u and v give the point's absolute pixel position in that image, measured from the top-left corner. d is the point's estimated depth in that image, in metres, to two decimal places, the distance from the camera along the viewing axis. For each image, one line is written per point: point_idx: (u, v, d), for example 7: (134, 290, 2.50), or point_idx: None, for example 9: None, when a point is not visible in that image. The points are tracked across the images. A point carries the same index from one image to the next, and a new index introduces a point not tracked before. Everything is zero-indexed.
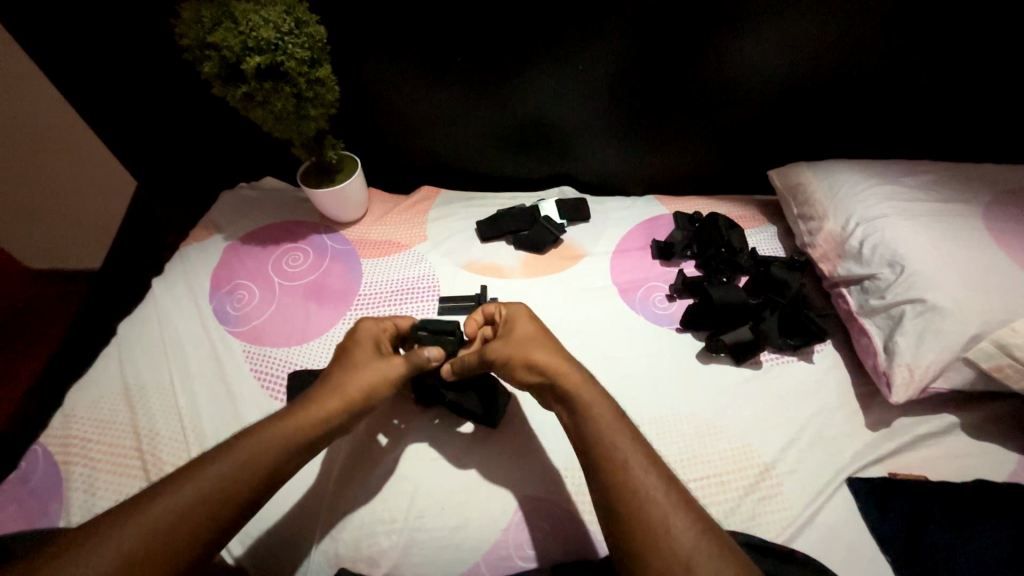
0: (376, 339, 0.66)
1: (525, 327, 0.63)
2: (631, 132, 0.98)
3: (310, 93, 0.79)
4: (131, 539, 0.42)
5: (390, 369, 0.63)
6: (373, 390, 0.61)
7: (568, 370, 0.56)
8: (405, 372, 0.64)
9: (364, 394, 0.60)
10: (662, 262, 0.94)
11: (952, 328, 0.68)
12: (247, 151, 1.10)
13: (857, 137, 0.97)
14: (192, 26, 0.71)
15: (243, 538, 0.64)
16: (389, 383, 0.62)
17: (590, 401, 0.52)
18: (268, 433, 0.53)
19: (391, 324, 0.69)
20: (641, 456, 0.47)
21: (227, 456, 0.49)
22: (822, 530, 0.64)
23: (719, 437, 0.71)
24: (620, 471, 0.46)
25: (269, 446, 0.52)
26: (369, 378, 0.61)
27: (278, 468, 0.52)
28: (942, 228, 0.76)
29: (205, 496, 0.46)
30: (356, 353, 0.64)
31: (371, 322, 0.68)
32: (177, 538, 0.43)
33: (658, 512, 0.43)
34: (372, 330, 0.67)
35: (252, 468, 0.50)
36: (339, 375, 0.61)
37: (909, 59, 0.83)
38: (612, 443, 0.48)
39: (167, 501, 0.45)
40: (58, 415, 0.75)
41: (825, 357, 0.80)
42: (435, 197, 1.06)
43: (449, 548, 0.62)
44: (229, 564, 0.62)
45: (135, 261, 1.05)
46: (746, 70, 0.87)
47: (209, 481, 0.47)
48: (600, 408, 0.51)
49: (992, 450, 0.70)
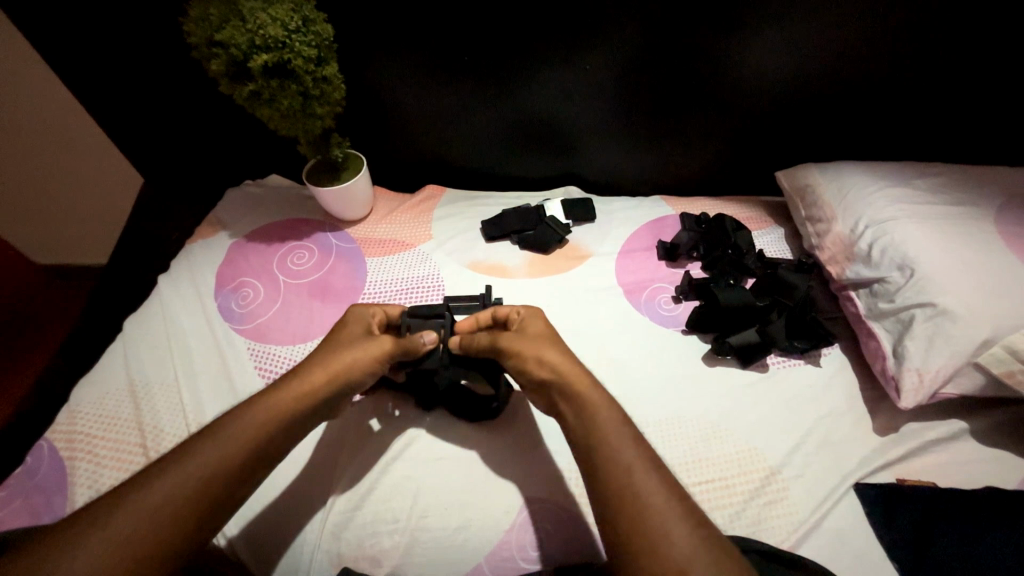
0: (365, 322, 0.66)
1: (537, 327, 0.63)
2: (637, 132, 0.98)
3: (317, 91, 0.79)
4: (119, 524, 0.42)
5: (376, 345, 0.62)
6: (359, 365, 0.61)
7: (574, 376, 0.55)
8: (390, 347, 0.63)
9: (349, 371, 0.60)
10: (668, 264, 0.94)
11: (963, 334, 0.67)
12: (253, 149, 1.10)
13: (866, 139, 0.96)
14: (200, 24, 0.71)
15: (238, 519, 0.64)
16: (375, 359, 0.62)
17: (593, 404, 0.52)
18: (253, 412, 0.52)
19: (380, 311, 0.69)
20: (642, 461, 0.47)
21: (213, 440, 0.49)
22: (828, 536, 0.63)
23: (724, 441, 0.71)
24: (624, 475, 0.46)
25: (256, 429, 0.51)
26: (355, 355, 0.61)
27: (267, 448, 0.51)
28: (953, 231, 0.75)
29: (194, 480, 0.46)
30: (342, 335, 0.64)
31: (361, 309, 0.68)
32: (164, 520, 0.43)
33: (658, 521, 0.43)
34: (362, 316, 0.67)
35: (239, 450, 0.49)
36: (324, 353, 0.61)
37: (919, 60, 0.83)
38: (617, 448, 0.48)
39: (154, 486, 0.45)
40: (63, 410, 0.75)
41: (833, 362, 0.79)
42: (440, 196, 1.06)
43: (451, 549, 0.62)
44: (222, 547, 0.62)
45: (141, 258, 1.05)
46: (754, 70, 0.86)
47: (196, 466, 0.47)
48: (606, 413, 0.51)
49: (1002, 457, 0.69)
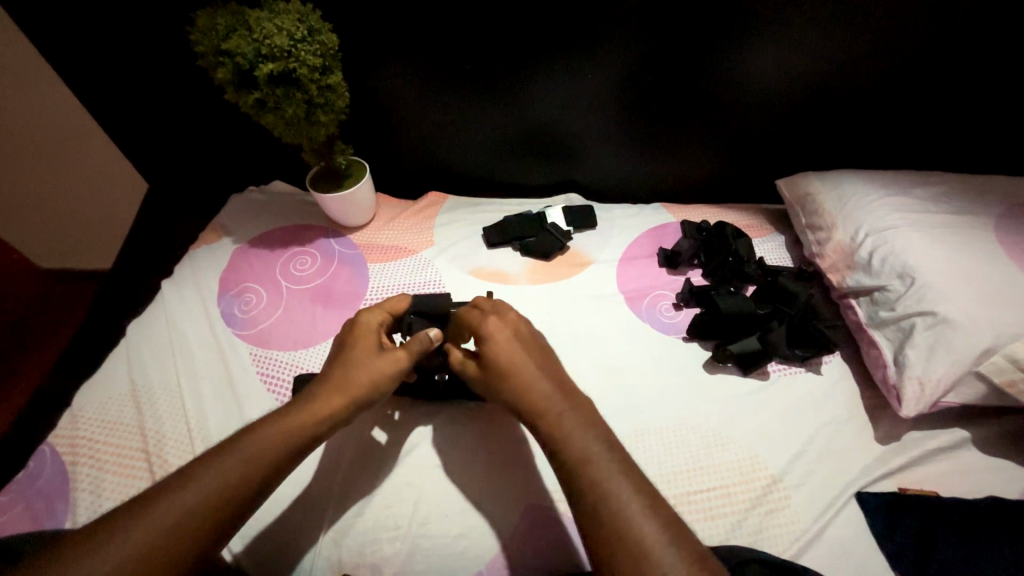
0: (375, 333, 0.65)
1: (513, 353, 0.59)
2: (638, 140, 0.98)
3: (321, 99, 0.79)
4: (136, 535, 0.43)
5: (393, 362, 0.62)
6: (376, 382, 0.60)
7: (550, 399, 0.54)
8: (406, 362, 0.63)
9: (367, 389, 0.60)
10: (668, 271, 0.94)
11: (963, 341, 0.68)
12: (256, 156, 1.11)
13: (865, 147, 0.97)
14: (207, 34, 0.73)
15: (243, 535, 0.64)
16: (392, 377, 0.62)
17: (570, 433, 0.51)
18: (274, 430, 0.53)
19: (384, 314, 0.68)
20: (621, 479, 0.47)
21: (233, 457, 0.49)
22: (831, 545, 0.63)
23: (725, 449, 0.71)
24: (598, 490, 0.47)
25: (277, 449, 0.52)
26: (374, 372, 0.60)
27: (285, 463, 0.52)
28: (955, 240, 0.76)
29: (213, 495, 0.47)
30: (357, 347, 0.62)
31: (369, 315, 0.66)
32: (178, 536, 0.44)
33: (639, 538, 0.43)
34: (370, 324, 0.65)
35: (257, 464, 0.50)
36: (342, 368, 0.61)
37: (916, 72, 0.84)
38: (605, 487, 0.47)
39: (172, 500, 0.45)
40: (67, 415, 0.75)
41: (834, 369, 0.79)
42: (442, 203, 1.07)
43: (452, 555, 0.62)
44: (227, 561, 0.62)
45: (145, 263, 1.05)
46: (753, 80, 0.87)
47: (219, 478, 0.47)
48: (582, 445, 0.50)
49: (1004, 466, 0.69)
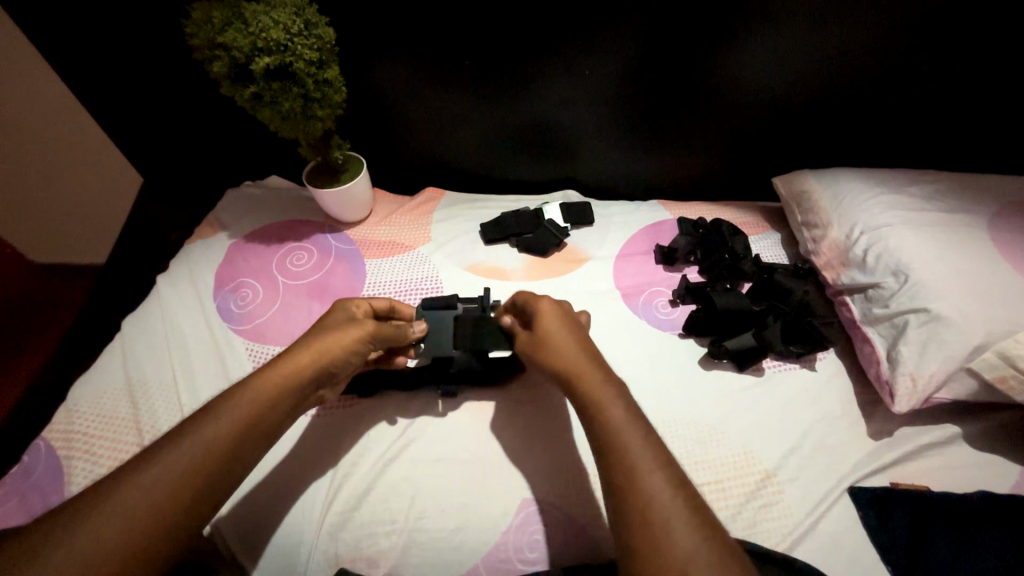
0: (347, 310, 0.66)
1: (562, 330, 0.61)
2: (635, 138, 0.99)
3: (318, 93, 0.79)
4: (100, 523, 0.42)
5: (352, 335, 0.63)
6: (334, 354, 0.61)
7: (588, 365, 0.57)
8: (367, 335, 0.64)
9: (323, 359, 0.60)
10: (664, 267, 0.94)
11: (955, 338, 0.68)
12: (253, 151, 1.11)
13: (861, 145, 0.97)
14: (202, 26, 0.72)
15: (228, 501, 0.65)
16: (353, 347, 0.63)
17: (604, 396, 0.53)
18: (226, 412, 0.51)
19: (366, 305, 0.70)
20: (646, 450, 0.48)
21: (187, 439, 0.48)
22: (824, 538, 0.64)
23: (720, 443, 0.71)
24: (629, 470, 0.47)
25: (232, 428, 0.51)
26: (332, 343, 0.61)
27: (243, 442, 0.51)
28: (947, 238, 0.76)
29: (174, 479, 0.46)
30: (325, 321, 0.64)
31: (349, 300, 0.69)
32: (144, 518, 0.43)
33: (655, 499, 0.45)
34: (346, 305, 0.67)
35: (214, 447, 0.49)
36: (303, 336, 0.61)
37: (911, 69, 0.84)
38: (634, 463, 0.47)
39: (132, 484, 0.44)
40: (60, 410, 0.75)
41: (828, 366, 0.80)
42: (439, 199, 1.07)
43: (449, 550, 0.62)
44: (206, 534, 0.63)
45: (140, 258, 1.05)
46: (750, 78, 0.88)
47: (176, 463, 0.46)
48: (612, 409, 0.52)
49: (995, 461, 0.70)
